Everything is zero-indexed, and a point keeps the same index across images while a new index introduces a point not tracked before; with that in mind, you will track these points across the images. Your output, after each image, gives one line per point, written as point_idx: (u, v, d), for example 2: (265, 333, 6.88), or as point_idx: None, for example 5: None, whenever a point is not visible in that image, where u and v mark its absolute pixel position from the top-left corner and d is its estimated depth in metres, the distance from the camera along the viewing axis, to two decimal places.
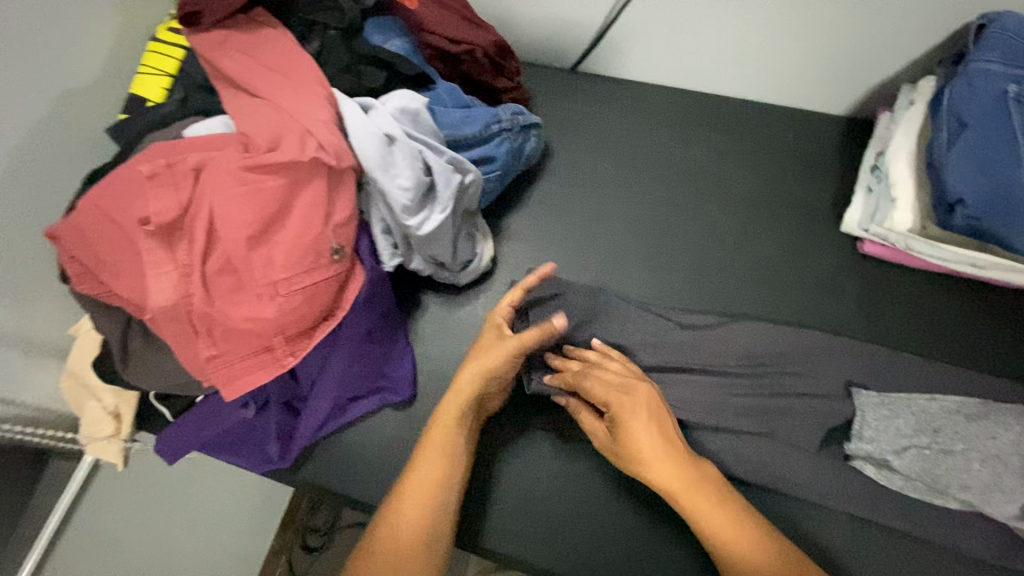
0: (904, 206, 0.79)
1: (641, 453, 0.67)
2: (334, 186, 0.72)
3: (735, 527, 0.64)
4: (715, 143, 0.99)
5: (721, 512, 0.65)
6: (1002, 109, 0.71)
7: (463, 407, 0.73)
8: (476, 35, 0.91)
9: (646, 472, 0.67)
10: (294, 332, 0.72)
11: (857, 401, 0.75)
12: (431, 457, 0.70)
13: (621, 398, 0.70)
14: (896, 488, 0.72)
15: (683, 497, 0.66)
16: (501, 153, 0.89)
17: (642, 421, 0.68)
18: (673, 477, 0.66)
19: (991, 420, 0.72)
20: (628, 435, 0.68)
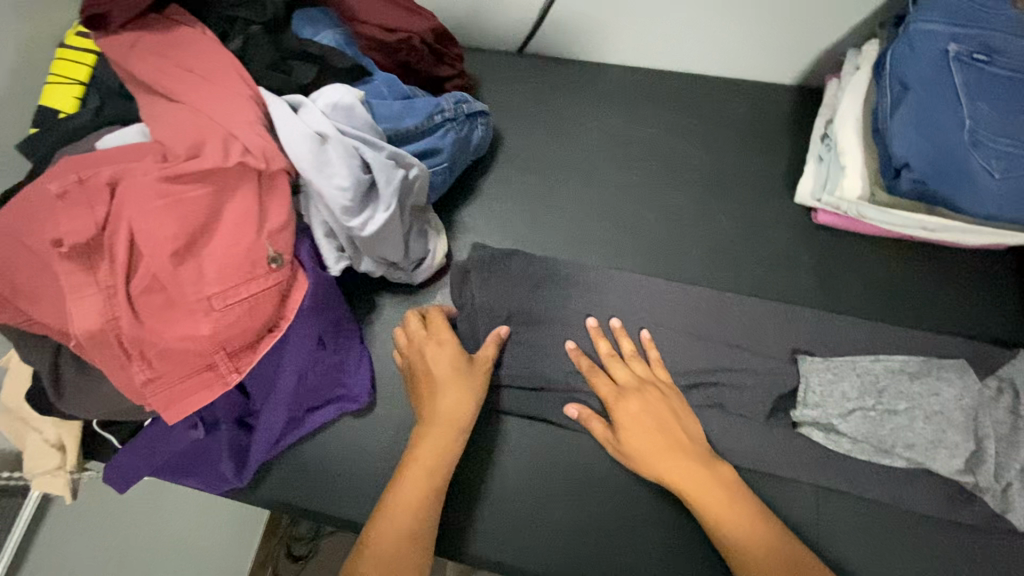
0: (853, 172, 0.78)
1: (643, 451, 0.68)
2: (266, 190, 0.69)
3: (748, 529, 0.63)
4: (666, 120, 0.97)
5: (733, 514, 0.64)
6: (943, 69, 0.71)
7: (445, 437, 0.70)
8: (413, 23, 0.86)
9: (655, 472, 0.68)
10: (237, 347, 0.69)
11: (801, 367, 0.75)
12: (412, 489, 0.67)
13: (627, 400, 0.71)
14: (843, 451, 0.72)
15: (692, 494, 0.65)
16: (447, 145, 0.86)
17: (639, 420, 0.69)
18: (680, 475, 0.66)
19: (934, 376, 0.72)
20: (628, 435, 0.69)
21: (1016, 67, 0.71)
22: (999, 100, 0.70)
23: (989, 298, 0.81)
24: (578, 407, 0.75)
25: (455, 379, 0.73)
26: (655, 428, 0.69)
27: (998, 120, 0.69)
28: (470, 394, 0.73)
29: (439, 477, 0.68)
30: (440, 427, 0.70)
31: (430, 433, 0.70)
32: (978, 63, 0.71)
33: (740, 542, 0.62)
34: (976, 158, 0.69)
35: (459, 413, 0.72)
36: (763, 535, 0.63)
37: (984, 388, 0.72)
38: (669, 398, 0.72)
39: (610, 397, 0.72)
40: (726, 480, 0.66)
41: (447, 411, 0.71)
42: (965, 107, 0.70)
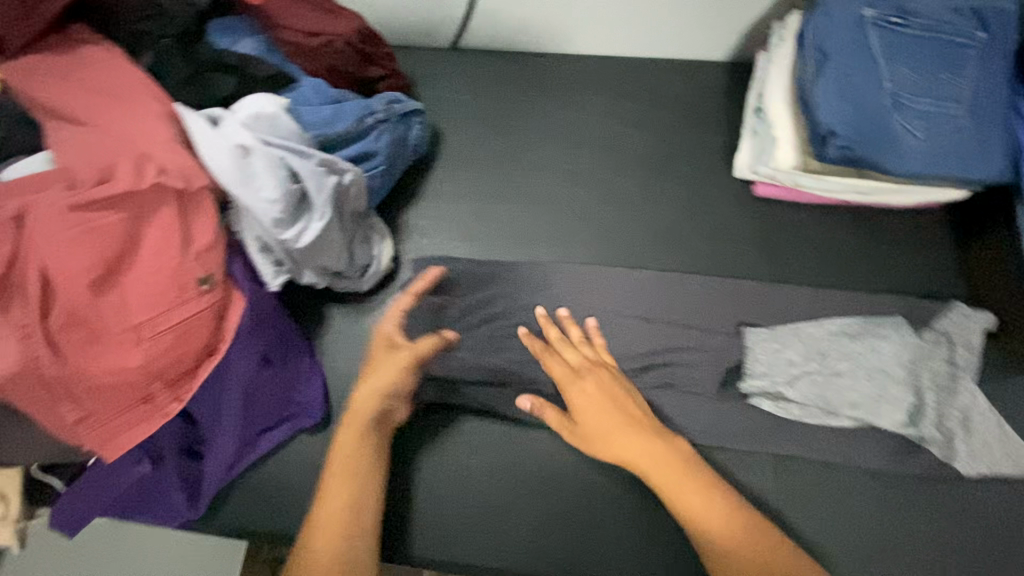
0: (786, 143, 0.79)
1: (600, 434, 0.67)
2: (189, 210, 0.66)
3: (709, 506, 0.62)
4: (603, 106, 0.97)
5: (693, 492, 0.63)
6: (860, 35, 0.72)
7: (362, 426, 0.68)
8: (336, 24, 0.83)
9: (616, 456, 0.66)
10: (174, 375, 0.66)
11: (747, 340, 0.76)
12: (336, 493, 0.64)
13: (578, 383, 0.69)
14: (794, 418, 0.73)
15: (657, 477, 0.64)
16: (382, 147, 0.83)
17: (593, 401, 0.68)
18: (641, 458, 0.65)
19: (871, 335, 0.74)
20: (585, 418, 0.68)
21: (932, 26, 0.72)
22: (916, 61, 0.71)
23: (924, 254, 0.84)
24: (531, 399, 0.71)
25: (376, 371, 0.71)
26: (609, 410, 0.67)
27: (917, 81, 0.71)
28: (390, 378, 0.70)
29: (362, 473, 0.66)
30: (355, 419, 0.69)
31: (347, 433, 0.68)
32: (893, 26, 0.72)
33: (700, 519, 0.61)
34: (898, 119, 0.70)
35: (375, 407, 0.69)
36: (722, 510, 0.62)
37: (921, 341, 0.74)
38: (619, 379, 0.71)
39: (565, 380, 0.70)
40: (683, 458, 0.65)
41: (364, 402, 0.69)
42: (883, 70, 0.71)
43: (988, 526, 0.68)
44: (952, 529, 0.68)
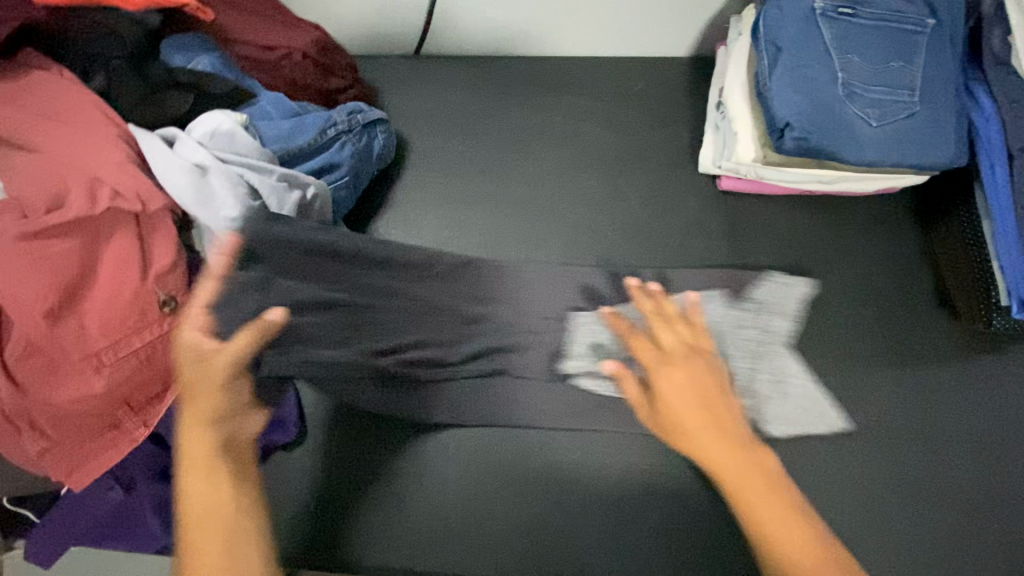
0: (745, 138, 0.79)
1: (681, 421, 0.62)
2: (147, 232, 0.65)
3: (787, 526, 0.55)
4: (568, 105, 0.97)
5: (773, 506, 0.57)
6: (812, 27, 0.73)
7: (207, 470, 0.56)
8: (293, 37, 0.85)
9: (692, 448, 0.61)
10: (141, 400, 0.66)
11: (569, 322, 0.81)
12: (200, 554, 0.54)
13: (669, 366, 0.65)
14: (613, 394, 0.76)
15: (733, 481, 0.58)
16: (345, 158, 0.83)
17: (683, 389, 0.63)
18: (723, 454, 0.60)
19: (685, 309, 0.80)
20: (668, 402, 0.63)
21: (881, 15, 0.73)
22: (868, 50, 0.72)
23: (887, 239, 0.85)
24: (616, 363, 0.66)
25: (192, 395, 0.58)
26: (694, 400, 0.63)
27: (869, 70, 0.72)
28: (217, 403, 0.58)
29: (234, 519, 0.56)
30: (193, 467, 0.56)
31: (190, 479, 0.56)
32: (843, 16, 0.73)
33: (775, 535, 0.55)
34: (853, 109, 0.71)
35: (205, 445, 0.57)
36: (799, 528, 0.55)
37: (737, 309, 0.80)
38: (711, 371, 0.66)
39: (655, 362, 0.66)
40: (766, 467, 0.59)
41: (189, 436, 0.57)
42: (836, 61, 0.72)
43: (948, 505, 0.71)
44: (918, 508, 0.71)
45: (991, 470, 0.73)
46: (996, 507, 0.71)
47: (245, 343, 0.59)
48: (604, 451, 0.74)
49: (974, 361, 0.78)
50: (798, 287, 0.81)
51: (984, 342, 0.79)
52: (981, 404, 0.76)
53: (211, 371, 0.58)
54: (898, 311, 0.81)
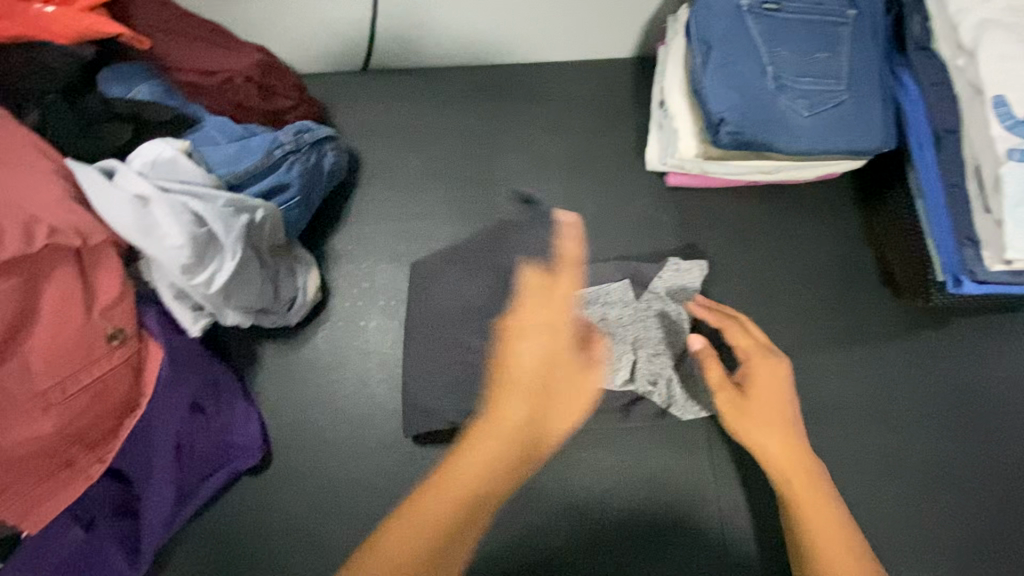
0: (685, 134, 0.81)
1: (769, 407, 0.64)
2: (90, 266, 0.65)
3: (827, 524, 0.59)
4: (519, 112, 0.98)
5: (822, 507, 0.60)
6: (739, 24, 0.75)
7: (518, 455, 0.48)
8: (233, 61, 0.82)
9: (764, 429, 0.63)
10: (96, 435, 0.66)
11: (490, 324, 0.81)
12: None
13: (758, 360, 0.69)
14: None
15: (790, 466, 0.62)
16: (294, 178, 0.83)
17: (772, 385, 0.66)
18: (786, 442, 0.63)
19: (600, 303, 0.81)
20: (760, 391, 0.65)
21: (805, 9, 0.75)
22: (794, 43, 0.74)
23: (833, 224, 0.87)
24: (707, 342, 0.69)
25: (548, 410, 0.49)
26: (776, 404, 0.64)
27: (796, 62, 0.74)
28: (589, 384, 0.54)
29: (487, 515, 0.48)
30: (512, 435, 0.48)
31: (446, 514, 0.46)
32: (768, 13, 0.75)
33: (809, 521, 0.59)
34: (782, 101, 0.73)
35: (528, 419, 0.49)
36: (842, 532, 0.59)
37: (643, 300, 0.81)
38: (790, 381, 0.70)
39: (752, 356, 0.69)
40: (820, 473, 0.62)
41: (505, 446, 0.48)
42: (764, 56, 0.74)
43: (886, 474, 0.76)
44: (867, 487, 0.75)
45: (934, 443, 0.77)
46: (940, 477, 0.76)
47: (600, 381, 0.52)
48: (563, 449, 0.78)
49: (919, 337, 0.81)
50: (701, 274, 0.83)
51: (928, 318, 0.82)
52: (926, 380, 0.79)
53: (577, 388, 0.51)
54: (845, 294, 0.84)
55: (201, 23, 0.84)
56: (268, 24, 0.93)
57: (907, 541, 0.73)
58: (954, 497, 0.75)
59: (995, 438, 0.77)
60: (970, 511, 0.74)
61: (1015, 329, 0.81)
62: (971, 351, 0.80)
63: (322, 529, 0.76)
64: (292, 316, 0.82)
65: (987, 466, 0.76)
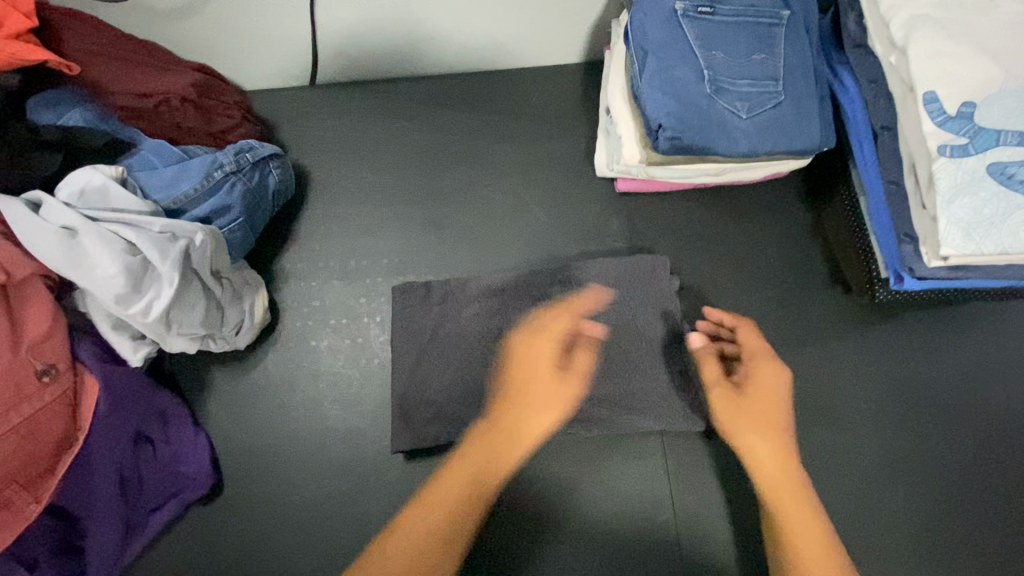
0: (629, 140, 0.80)
1: (758, 410, 0.67)
2: (17, 303, 0.64)
3: (810, 526, 0.62)
4: (470, 122, 0.97)
5: (802, 513, 0.62)
6: (674, 29, 0.74)
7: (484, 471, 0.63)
8: (168, 82, 0.81)
9: (754, 432, 0.66)
10: (30, 475, 0.64)
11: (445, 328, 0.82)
12: (424, 515, 0.60)
13: (759, 358, 0.71)
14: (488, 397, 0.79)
15: (776, 471, 0.65)
16: (237, 198, 0.81)
17: (769, 390, 0.68)
18: (773, 445, 0.65)
19: (577, 291, 0.83)
20: (757, 392, 0.68)
21: (740, 11, 0.75)
22: (730, 46, 0.74)
23: (783, 222, 0.87)
24: (705, 342, 0.75)
25: (533, 406, 0.65)
26: (772, 411, 0.68)
27: (733, 65, 0.74)
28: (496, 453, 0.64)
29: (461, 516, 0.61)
30: (489, 438, 0.64)
31: (489, 436, 0.64)
32: (703, 17, 0.75)
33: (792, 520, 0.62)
34: (720, 104, 0.73)
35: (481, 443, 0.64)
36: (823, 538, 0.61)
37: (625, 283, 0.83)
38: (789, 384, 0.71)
39: (757, 355, 0.71)
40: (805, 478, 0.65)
41: (507, 429, 0.64)
42: (700, 60, 0.74)
43: (840, 471, 0.76)
44: (821, 487, 0.75)
45: (889, 440, 0.77)
46: (892, 472, 0.76)
47: (589, 365, 0.69)
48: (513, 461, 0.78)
49: (869, 333, 0.81)
50: (667, 275, 0.83)
51: (878, 314, 0.82)
52: (877, 375, 0.80)
53: (558, 385, 0.66)
54: (795, 291, 0.84)
55: (135, 46, 0.84)
56: (206, 42, 0.91)
57: (861, 539, 0.73)
58: (907, 491, 0.75)
59: (945, 432, 0.77)
60: (923, 505, 0.75)
61: (962, 322, 0.82)
62: (921, 345, 0.81)
63: (273, 556, 0.75)
64: (241, 339, 0.81)
65: (940, 459, 0.76)
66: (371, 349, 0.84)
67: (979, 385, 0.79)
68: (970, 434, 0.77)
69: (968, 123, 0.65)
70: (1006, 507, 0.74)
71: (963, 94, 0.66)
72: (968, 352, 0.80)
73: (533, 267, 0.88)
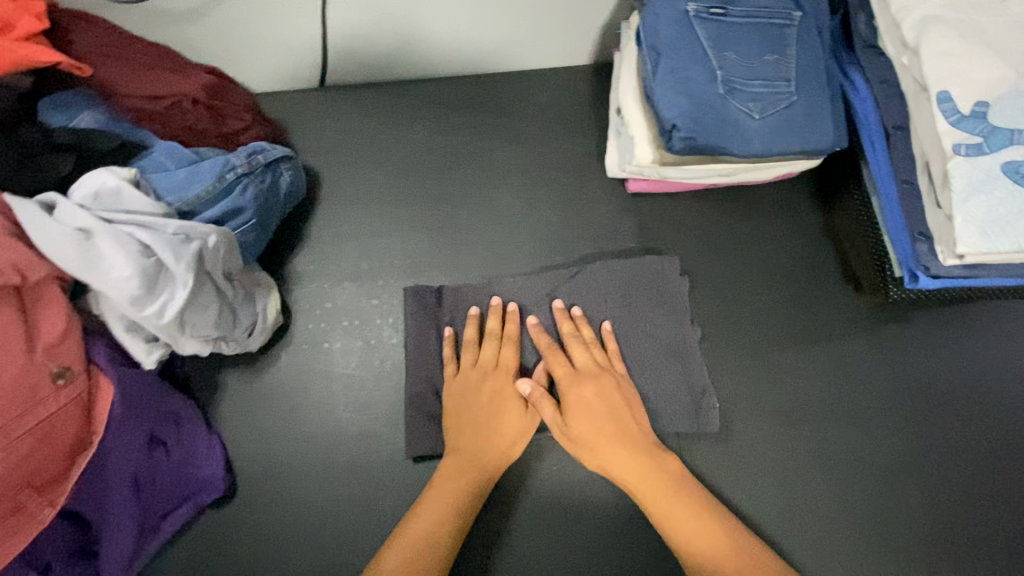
0: (641, 140, 0.81)
1: (587, 433, 0.71)
2: (32, 304, 0.63)
3: (694, 525, 0.65)
4: (478, 124, 0.97)
5: (669, 503, 0.67)
6: (686, 30, 0.75)
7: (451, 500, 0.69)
8: (179, 83, 0.81)
9: (600, 458, 0.71)
10: (44, 479, 0.63)
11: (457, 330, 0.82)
12: (400, 550, 0.65)
13: (567, 383, 0.75)
14: None
15: (639, 485, 0.69)
16: (249, 201, 0.81)
17: (592, 405, 0.73)
18: (623, 461, 0.70)
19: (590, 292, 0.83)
20: (579, 419, 0.72)
21: (751, 12, 0.75)
22: (742, 46, 0.75)
23: (795, 222, 0.87)
24: (530, 384, 0.75)
25: (500, 436, 0.74)
26: (601, 412, 0.72)
27: (745, 65, 0.74)
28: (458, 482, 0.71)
29: (445, 543, 0.66)
30: (450, 463, 0.72)
31: (470, 456, 0.73)
32: (715, 17, 0.75)
33: (676, 527, 0.66)
34: (732, 104, 0.73)
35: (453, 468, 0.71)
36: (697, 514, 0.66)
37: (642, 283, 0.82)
38: (620, 387, 0.75)
39: (566, 380, 0.75)
40: (665, 472, 0.70)
41: (482, 456, 0.73)
42: (712, 60, 0.74)
43: (853, 470, 0.76)
44: (834, 487, 0.75)
45: (902, 439, 0.77)
46: (906, 471, 0.76)
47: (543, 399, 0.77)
48: (529, 464, 0.78)
49: (881, 332, 0.81)
50: (678, 275, 0.83)
51: (890, 313, 0.82)
52: (888, 375, 0.80)
53: (513, 416, 0.75)
54: (806, 290, 0.84)
55: (146, 47, 0.83)
56: (215, 44, 0.91)
57: (876, 538, 0.73)
58: (921, 490, 0.75)
59: (959, 429, 0.78)
60: (937, 504, 0.75)
61: (974, 320, 0.82)
62: (933, 344, 0.81)
63: (287, 560, 0.75)
64: (252, 341, 0.81)
65: (952, 457, 0.76)
66: (383, 350, 0.84)
67: (989, 383, 0.79)
68: (982, 432, 0.77)
69: (982, 122, 0.66)
70: (1019, 505, 0.75)
71: (976, 94, 0.66)
72: (980, 350, 0.80)
73: (542, 269, 0.88)
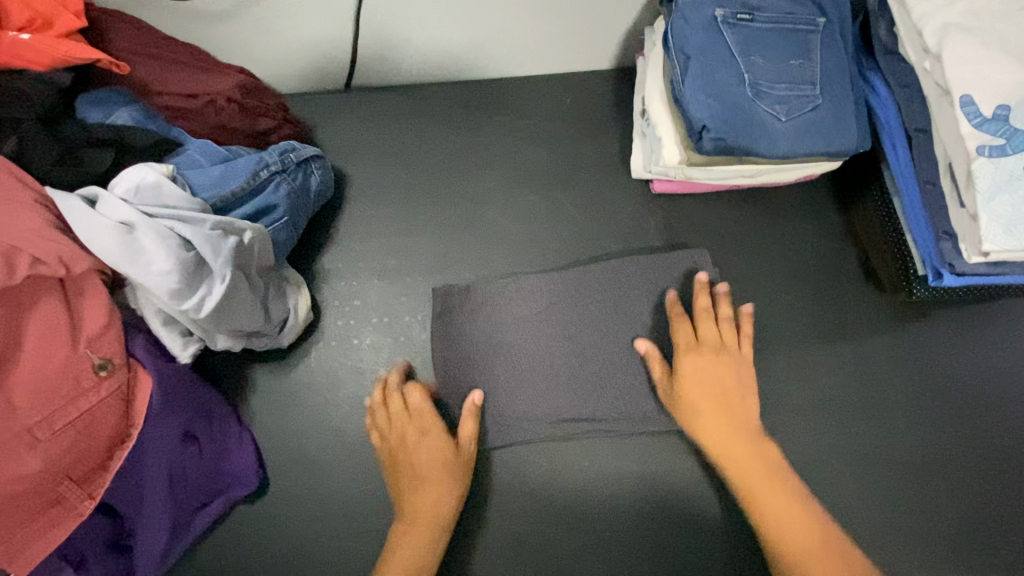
0: (668, 141, 0.82)
1: (694, 403, 0.74)
2: (74, 295, 0.63)
3: (779, 506, 0.68)
4: (504, 126, 0.99)
5: (759, 480, 0.70)
6: (714, 34, 0.77)
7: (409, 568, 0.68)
8: (215, 82, 0.82)
9: (698, 425, 0.74)
10: (83, 472, 0.63)
11: (489, 327, 0.85)
12: None
13: (686, 350, 0.77)
14: (532, 395, 0.81)
15: (733, 458, 0.71)
16: (282, 198, 0.82)
17: (704, 374, 0.75)
18: (720, 432, 0.73)
19: (616, 291, 0.86)
20: (689, 387, 0.75)
21: (777, 18, 0.78)
22: (769, 51, 0.77)
23: (817, 223, 0.89)
24: (649, 344, 0.80)
25: (435, 482, 0.73)
26: (710, 389, 0.74)
27: (772, 68, 0.76)
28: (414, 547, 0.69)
29: None
30: (406, 529, 0.70)
31: (419, 517, 0.71)
32: (742, 22, 0.77)
33: (761, 503, 0.68)
34: (760, 106, 0.75)
35: (406, 534, 0.70)
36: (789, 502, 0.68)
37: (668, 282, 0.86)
38: (740, 367, 0.76)
39: (683, 348, 0.78)
40: (766, 455, 0.71)
41: (426, 507, 0.72)
42: (740, 64, 0.76)
43: (880, 465, 0.77)
44: (863, 483, 0.77)
45: (927, 436, 0.79)
46: (932, 466, 0.77)
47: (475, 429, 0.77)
48: (560, 461, 0.80)
49: (904, 331, 0.83)
50: (710, 268, 0.86)
51: (912, 311, 0.84)
52: (912, 373, 0.81)
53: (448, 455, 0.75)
54: (829, 289, 0.86)
55: (181, 46, 0.84)
56: (246, 45, 0.92)
57: (905, 534, 0.75)
58: (947, 484, 0.77)
59: (982, 425, 0.79)
60: (963, 498, 0.76)
61: (993, 318, 0.84)
62: (956, 342, 0.83)
63: (322, 556, 0.75)
64: (283, 338, 0.81)
65: (977, 452, 0.78)
66: (413, 347, 0.85)
67: (1011, 379, 0.81)
68: (1006, 429, 0.79)
69: (1004, 125, 0.68)
70: None
71: (998, 97, 0.69)
72: (1001, 349, 0.82)
73: (570, 267, 0.89)
